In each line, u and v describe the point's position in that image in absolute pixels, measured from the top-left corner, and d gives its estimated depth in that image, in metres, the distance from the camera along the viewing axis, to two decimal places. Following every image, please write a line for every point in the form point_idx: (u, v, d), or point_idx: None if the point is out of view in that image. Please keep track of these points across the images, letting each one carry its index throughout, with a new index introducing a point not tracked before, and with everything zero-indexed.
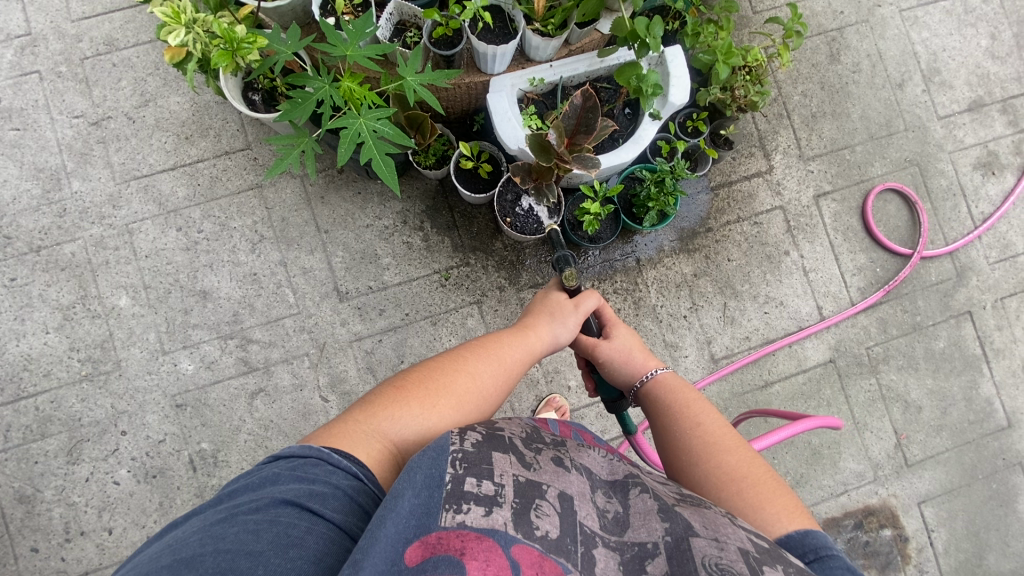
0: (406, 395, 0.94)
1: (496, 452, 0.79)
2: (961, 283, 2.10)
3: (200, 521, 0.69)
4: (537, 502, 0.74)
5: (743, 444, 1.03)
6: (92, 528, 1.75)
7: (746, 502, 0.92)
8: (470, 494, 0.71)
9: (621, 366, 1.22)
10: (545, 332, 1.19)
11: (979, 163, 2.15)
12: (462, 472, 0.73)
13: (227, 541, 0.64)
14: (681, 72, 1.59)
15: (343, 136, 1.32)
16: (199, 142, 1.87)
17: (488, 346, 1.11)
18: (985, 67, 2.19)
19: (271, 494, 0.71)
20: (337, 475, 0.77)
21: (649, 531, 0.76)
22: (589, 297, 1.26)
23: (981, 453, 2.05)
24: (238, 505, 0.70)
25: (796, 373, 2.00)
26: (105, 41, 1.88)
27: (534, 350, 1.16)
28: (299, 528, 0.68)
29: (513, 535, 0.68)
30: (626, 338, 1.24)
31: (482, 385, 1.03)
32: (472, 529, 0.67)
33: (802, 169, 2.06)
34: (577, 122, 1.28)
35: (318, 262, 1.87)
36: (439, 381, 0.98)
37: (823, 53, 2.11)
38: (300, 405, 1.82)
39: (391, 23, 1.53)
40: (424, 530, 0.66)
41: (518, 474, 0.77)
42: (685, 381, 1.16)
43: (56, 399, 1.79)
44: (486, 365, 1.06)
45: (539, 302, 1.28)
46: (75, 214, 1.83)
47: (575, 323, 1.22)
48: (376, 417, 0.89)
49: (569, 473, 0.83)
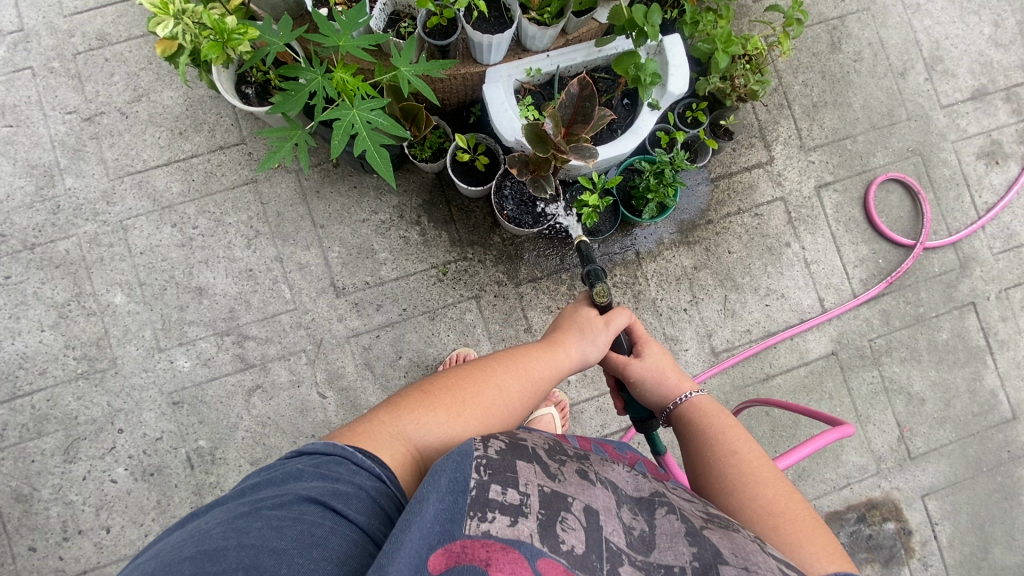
0: (432, 400, 0.92)
1: (520, 461, 0.78)
2: (964, 274, 2.07)
3: (223, 514, 0.68)
4: (562, 514, 0.73)
5: (781, 477, 1.01)
6: (90, 527, 1.74)
7: (782, 538, 0.91)
8: (495, 502, 0.69)
9: (653, 387, 1.20)
10: (574, 349, 1.17)
11: (983, 153, 2.12)
12: (487, 478, 0.71)
13: (251, 536, 0.63)
14: (680, 62, 1.57)
15: (337, 127, 1.30)
16: (194, 137, 1.85)
17: (516, 359, 1.09)
18: (988, 55, 2.16)
19: (295, 491, 0.70)
20: (361, 475, 0.75)
21: (676, 555, 0.74)
22: (620, 315, 1.23)
23: (985, 446, 2.03)
24: (261, 499, 0.69)
25: (798, 366, 1.98)
26: (96, 35, 1.86)
27: (561, 364, 1.14)
28: (323, 527, 0.67)
29: (539, 548, 0.67)
30: (658, 358, 1.22)
31: (507, 400, 1.01)
32: (497, 539, 0.66)
33: (804, 160, 2.04)
34: (574, 112, 1.26)
35: (315, 257, 1.85)
36: (466, 391, 0.97)
37: (824, 42, 2.08)
38: (297, 401, 1.81)
39: (385, 13, 1.51)
40: (448, 537, 0.64)
41: (542, 484, 0.75)
42: (719, 404, 1.14)
43: (53, 398, 1.78)
44: (514, 379, 1.04)
45: (568, 317, 1.26)
46: (69, 211, 1.82)
47: (606, 342, 1.20)
48: (401, 419, 0.87)
49: (595, 486, 0.82)
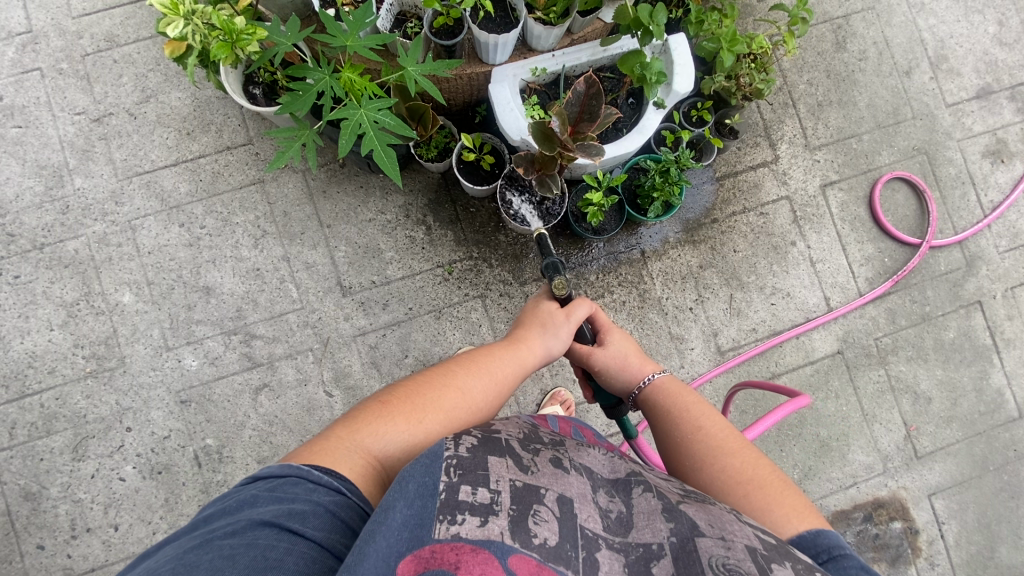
0: (390, 409, 0.92)
1: (492, 456, 0.79)
2: (971, 273, 2.07)
3: (173, 550, 0.67)
4: (535, 507, 0.73)
5: (747, 444, 1.03)
6: (98, 525, 1.75)
7: (754, 505, 0.92)
8: (466, 503, 0.70)
9: (618, 373, 1.21)
10: (537, 345, 1.18)
11: (988, 152, 2.12)
12: (457, 480, 0.72)
13: (201, 568, 0.63)
14: (685, 60, 1.57)
15: (344, 126, 1.30)
16: (200, 137, 1.87)
17: (478, 359, 1.09)
18: (993, 53, 2.15)
19: (248, 517, 0.70)
20: (318, 492, 0.75)
21: (654, 532, 0.76)
22: (580, 305, 1.23)
23: (992, 445, 2.03)
24: (213, 530, 0.69)
25: (803, 365, 1.98)
26: (106, 37, 1.87)
27: (525, 362, 1.15)
28: (278, 549, 0.67)
29: (510, 545, 0.67)
30: (621, 344, 1.23)
31: (472, 400, 1.02)
32: (466, 541, 0.66)
33: (808, 159, 2.04)
34: (580, 110, 1.25)
35: (321, 256, 1.86)
36: (426, 396, 0.97)
37: (829, 41, 2.09)
38: (304, 400, 1.81)
39: (392, 13, 1.51)
40: (417, 543, 0.65)
41: (514, 479, 0.76)
42: (682, 382, 1.16)
43: (61, 396, 1.79)
44: (476, 379, 1.05)
45: (529, 313, 1.25)
46: (78, 211, 1.83)
47: (568, 334, 1.20)
48: (359, 432, 0.86)
49: (568, 475, 0.82)
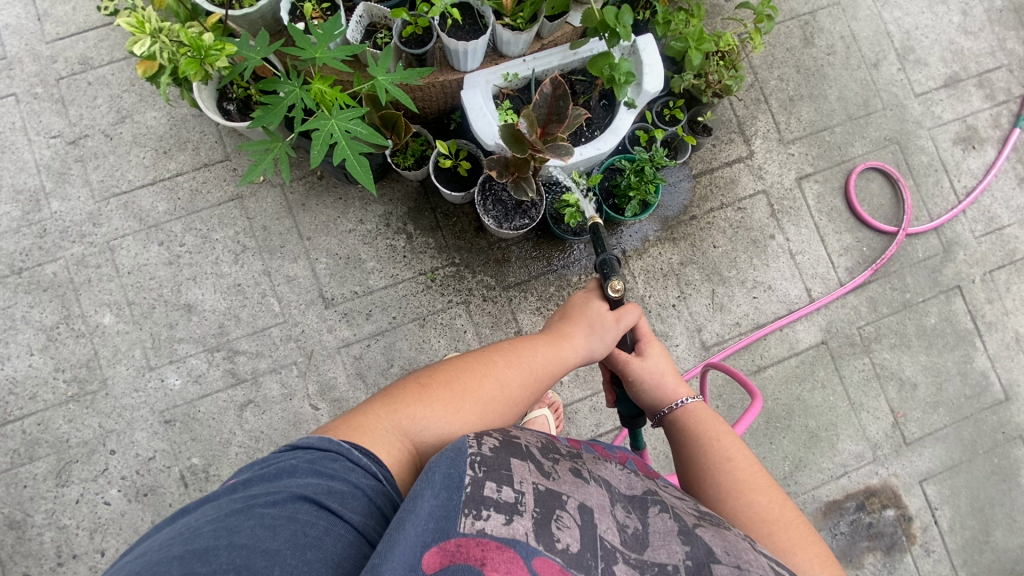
0: (431, 395, 0.92)
1: (514, 459, 0.77)
2: (949, 258, 2.09)
3: (215, 511, 0.66)
4: (557, 512, 0.73)
5: (773, 485, 1.02)
6: (85, 550, 1.73)
7: (778, 544, 0.92)
8: (491, 500, 0.69)
9: (650, 389, 1.19)
10: (580, 344, 1.17)
11: (959, 139, 2.15)
12: (482, 475, 0.71)
13: (243, 535, 0.62)
14: (654, 60, 1.60)
15: (315, 137, 1.31)
16: (178, 156, 1.87)
17: (517, 350, 1.09)
18: (958, 43, 2.20)
19: (289, 488, 0.69)
20: (356, 473, 0.74)
21: (670, 553, 0.76)
22: (630, 312, 1.22)
23: (980, 428, 2.04)
24: (254, 496, 0.68)
25: (788, 356, 1.99)
26: (79, 60, 1.88)
27: (565, 357, 1.14)
28: (317, 526, 0.66)
29: (534, 547, 0.67)
30: (659, 360, 1.22)
31: (508, 395, 1.01)
32: (493, 538, 0.65)
33: (783, 153, 2.07)
34: (549, 111, 1.26)
35: (303, 269, 1.86)
36: (466, 387, 0.96)
37: (796, 37, 2.12)
38: (290, 414, 1.80)
39: (361, 26, 1.52)
40: (444, 536, 0.64)
41: (537, 482, 0.75)
42: (712, 411, 1.14)
43: (43, 421, 1.77)
44: (513, 371, 1.05)
45: (578, 307, 1.22)
46: (55, 234, 1.82)
47: (614, 338, 1.19)
48: (399, 414, 0.86)
49: (589, 484, 0.82)
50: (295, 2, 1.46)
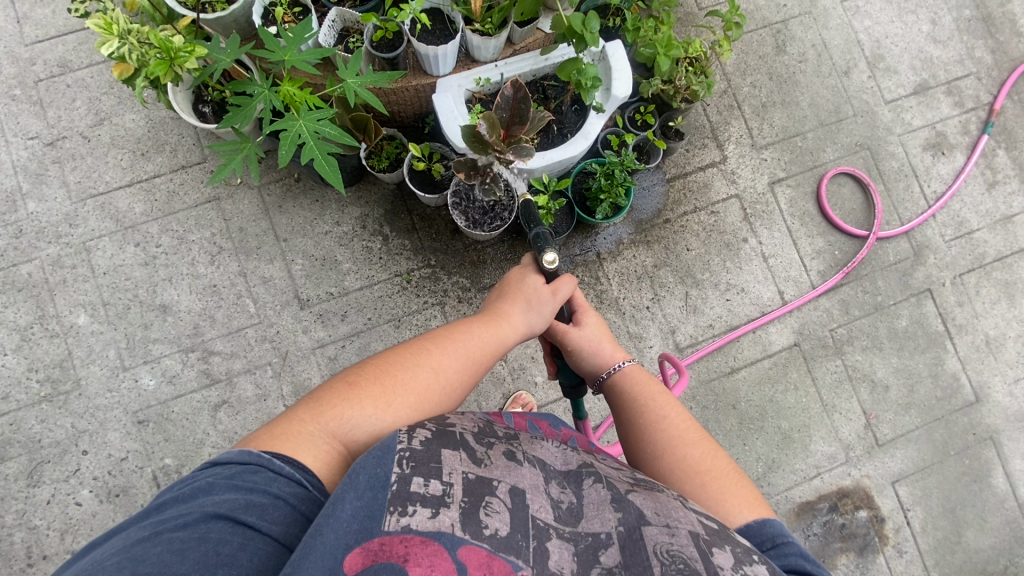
0: (360, 392, 0.91)
1: (445, 449, 0.78)
2: (919, 262, 2.12)
3: (123, 540, 0.65)
4: (486, 499, 0.73)
5: (706, 437, 1.04)
6: (55, 551, 1.72)
7: (708, 493, 0.92)
8: (417, 495, 0.70)
9: (589, 355, 1.22)
10: (518, 321, 1.18)
11: (928, 145, 2.19)
12: (409, 471, 0.72)
13: (149, 564, 0.61)
14: (622, 66, 1.63)
15: (283, 137, 1.32)
16: (155, 158, 1.89)
17: (451, 338, 1.08)
18: (928, 51, 2.25)
19: (200, 508, 0.68)
20: (278, 482, 0.74)
21: (602, 522, 0.77)
22: (566, 282, 1.22)
23: (952, 429, 2.06)
24: (163, 521, 0.66)
25: (761, 358, 2.01)
26: (59, 63, 1.90)
27: (502, 337, 1.15)
28: (231, 544, 0.66)
29: (460, 537, 0.67)
30: (595, 328, 1.24)
31: (445, 379, 1.02)
32: (417, 533, 0.66)
33: (756, 158, 2.10)
34: (510, 114, 1.28)
35: (278, 270, 1.87)
36: (396, 377, 0.96)
37: (769, 45, 2.17)
38: (264, 415, 1.81)
39: (334, 30, 1.55)
40: (366, 536, 0.65)
41: (467, 471, 0.76)
42: (648, 374, 1.17)
43: (16, 421, 1.77)
44: (448, 357, 1.05)
45: (514, 284, 1.23)
46: (32, 234, 1.83)
47: (551, 311, 1.20)
48: (325, 416, 0.85)
49: (522, 467, 0.83)
50: (267, 6, 1.49)
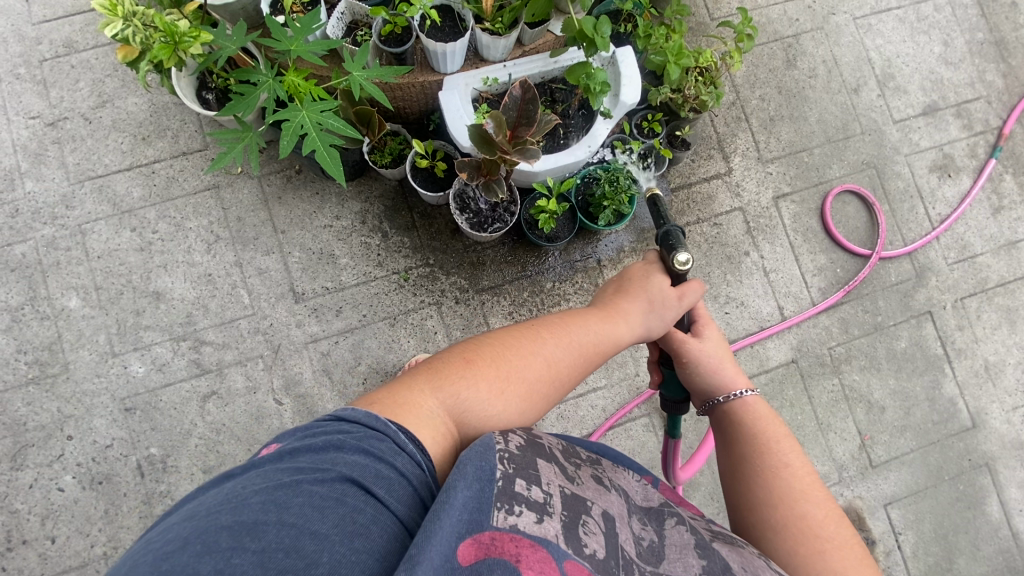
0: (479, 371, 0.93)
1: (541, 459, 0.80)
2: (921, 284, 2.11)
3: (261, 481, 0.65)
4: (583, 517, 0.76)
5: (828, 497, 1.01)
6: (35, 536, 1.70)
7: (825, 563, 0.92)
8: (522, 497, 0.72)
9: (706, 372, 1.17)
10: (633, 321, 1.16)
11: (935, 166, 2.18)
12: (513, 471, 0.74)
13: (292, 515, 0.61)
14: (632, 72, 1.62)
15: (286, 127, 1.30)
16: (156, 143, 1.87)
17: (568, 329, 1.08)
18: (938, 72, 2.24)
19: (338, 467, 0.67)
20: (402, 458, 0.73)
21: (685, 566, 0.81)
22: (693, 289, 1.22)
23: (946, 454, 2.04)
24: (301, 471, 0.66)
25: (758, 374, 1.99)
26: (65, 43, 1.88)
27: (612, 335, 1.13)
28: (364, 514, 0.65)
29: (564, 549, 0.70)
30: (715, 344, 1.21)
31: (550, 375, 1.01)
32: (525, 535, 0.69)
33: (761, 171, 2.09)
34: (518, 115, 1.27)
35: (274, 262, 1.85)
36: (511, 365, 0.97)
37: (780, 59, 2.16)
38: (253, 408, 1.79)
39: (342, 22, 1.54)
40: (477, 528, 0.66)
41: (563, 485, 0.78)
42: (771, 412, 1.12)
43: (2, 403, 1.75)
44: (560, 351, 1.04)
45: (637, 281, 1.23)
46: (28, 215, 1.81)
47: (673, 317, 1.19)
48: (445, 392, 0.87)
49: (609, 492, 0.86)
50: None
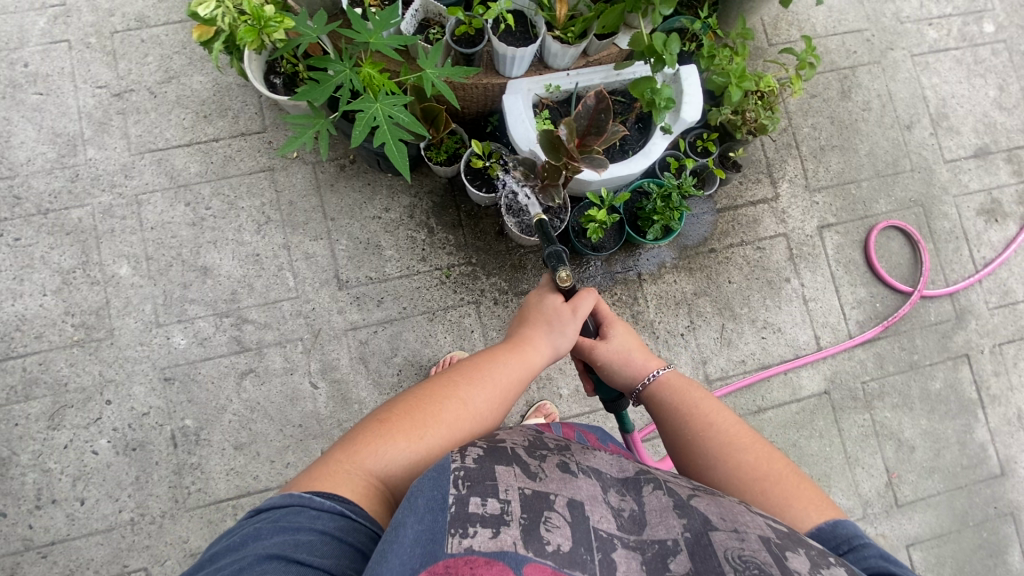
0: (392, 427, 0.92)
1: (499, 466, 0.78)
2: (960, 326, 2.10)
3: None
4: (545, 514, 0.73)
5: (757, 439, 1.03)
6: (64, 497, 1.72)
7: (771, 501, 0.92)
8: (476, 515, 0.69)
9: (620, 368, 1.20)
10: (543, 344, 1.18)
11: (983, 210, 2.17)
12: (466, 492, 0.71)
13: None
14: (694, 91, 1.64)
15: (359, 119, 1.33)
16: (216, 122, 1.90)
17: (481, 368, 1.09)
18: (992, 116, 2.23)
19: (254, 552, 0.69)
20: (322, 518, 0.75)
21: (668, 528, 0.77)
22: (585, 298, 1.22)
23: (972, 500, 2.02)
24: (221, 569, 0.68)
25: (790, 402, 1.98)
26: (136, 17, 1.93)
27: (530, 366, 1.14)
28: None
29: (524, 554, 0.66)
30: (622, 339, 1.23)
31: (476, 408, 1.02)
32: (481, 553, 0.65)
33: (807, 200, 2.09)
34: (589, 123, 1.29)
35: (322, 248, 1.88)
36: (426, 410, 0.96)
37: (834, 89, 2.16)
38: (288, 389, 1.81)
39: (416, 19, 1.56)
40: (431, 559, 0.64)
41: (523, 487, 0.75)
42: (686, 378, 1.16)
43: (45, 361, 1.78)
44: (478, 389, 1.04)
45: (533, 309, 1.24)
46: (87, 180, 1.85)
47: (574, 330, 1.20)
48: (359, 455, 0.86)
49: (577, 478, 0.83)
50: None
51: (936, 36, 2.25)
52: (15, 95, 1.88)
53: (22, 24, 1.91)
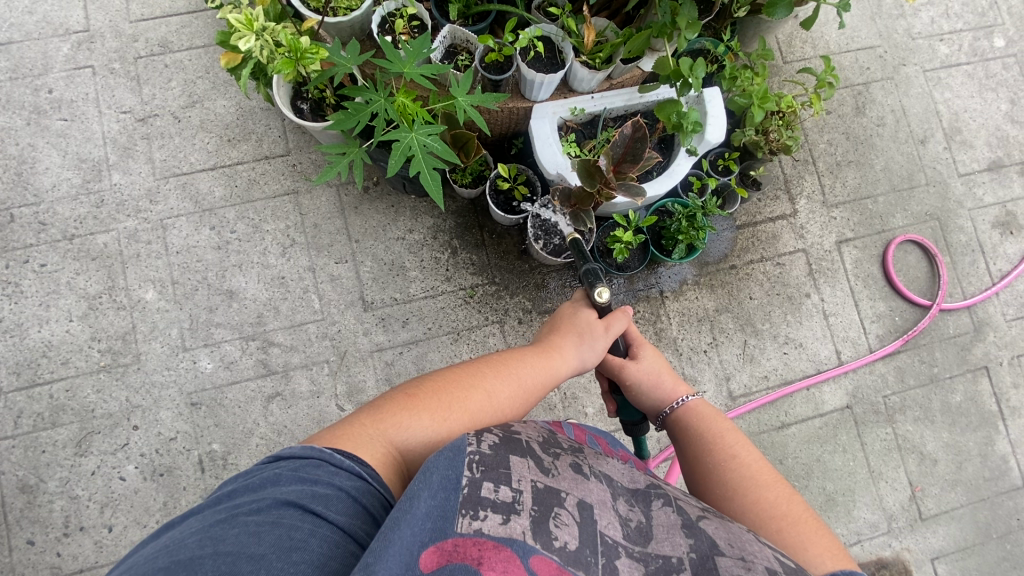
0: (419, 404, 0.92)
1: (514, 455, 0.77)
2: (979, 338, 2.11)
3: (199, 522, 0.66)
4: (555, 510, 0.72)
5: (779, 480, 1.03)
6: (92, 524, 1.72)
7: (786, 540, 0.92)
8: (488, 501, 0.69)
9: (650, 390, 1.21)
10: (572, 356, 1.17)
11: (998, 223, 2.19)
12: (480, 476, 0.71)
13: (227, 543, 0.61)
14: (718, 113, 1.65)
15: (395, 149, 1.35)
16: (241, 145, 1.91)
17: (507, 363, 1.09)
18: (1004, 129, 2.25)
19: (272, 496, 0.68)
20: (340, 476, 0.74)
21: (673, 545, 0.75)
22: (619, 319, 1.22)
23: (995, 511, 2.02)
24: (238, 506, 0.67)
25: (813, 417, 1.99)
26: (160, 42, 1.94)
27: (554, 372, 1.14)
28: (302, 529, 0.65)
29: (531, 545, 0.67)
30: (653, 361, 1.23)
31: (497, 406, 1.01)
32: (489, 537, 0.66)
33: (825, 216, 2.11)
34: (624, 151, 1.36)
35: (347, 271, 1.89)
36: (452, 396, 0.96)
37: (849, 106, 2.19)
38: (315, 412, 1.81)
39: (444, 46, 1.59)
40: (440, 535, 0.64)
41: (536, 480, 0.75)
42: (715, 408, 1.16)
43: (72, 388, 1.77)
44: (503, 385, 1.04)
45: (566, 318, 1.24)
46: (112, 206, 1.86)
47: (604, 347, 1.19)
48: (384, 422, 0.87)
49: (588, 480, 0.82)
50: (388, 16, 1.55)
51: (947, 51, 2.27)
52: (40, 121, 1.89)
53: (47, 50, 1.92)
